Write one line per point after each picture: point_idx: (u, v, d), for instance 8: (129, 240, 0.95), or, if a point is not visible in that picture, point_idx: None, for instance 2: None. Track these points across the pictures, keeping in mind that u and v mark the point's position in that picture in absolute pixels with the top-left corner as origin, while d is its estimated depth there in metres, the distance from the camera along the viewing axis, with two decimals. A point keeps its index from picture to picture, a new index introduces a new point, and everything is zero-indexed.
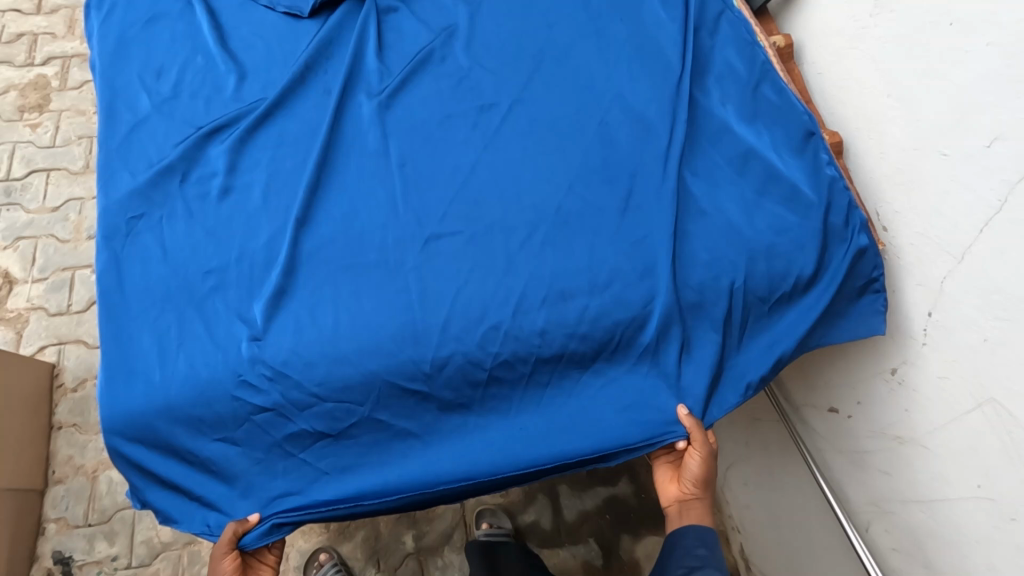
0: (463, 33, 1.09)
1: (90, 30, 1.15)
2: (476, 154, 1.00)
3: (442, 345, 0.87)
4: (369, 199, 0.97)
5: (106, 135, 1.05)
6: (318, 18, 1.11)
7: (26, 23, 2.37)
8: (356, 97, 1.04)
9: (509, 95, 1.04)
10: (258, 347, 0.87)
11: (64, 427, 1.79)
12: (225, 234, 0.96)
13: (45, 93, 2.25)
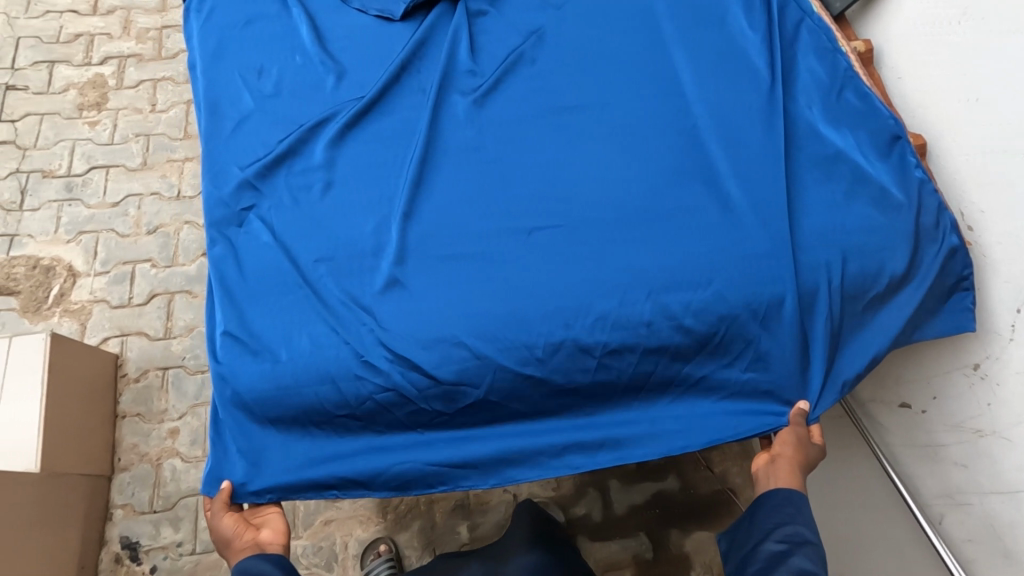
0: (552, 34, 1.11)
1: (191, 31, 1.21)
2: (570, 153, 1.03)
3: (552, 332, 0.92)
4: (470, 194, 1.01)
5: (212, 130, 1.10)
6: (409, 20, 1.15)
7: (84, 23, 2.43)
8: (451, 96, 1.08)
9: (598, 95, 1.07)
10: (381, 331, 0.93)
11: (129, 416, 1.84)
12: (335, 226, 1.01)
13: (103, 92, 2.31)
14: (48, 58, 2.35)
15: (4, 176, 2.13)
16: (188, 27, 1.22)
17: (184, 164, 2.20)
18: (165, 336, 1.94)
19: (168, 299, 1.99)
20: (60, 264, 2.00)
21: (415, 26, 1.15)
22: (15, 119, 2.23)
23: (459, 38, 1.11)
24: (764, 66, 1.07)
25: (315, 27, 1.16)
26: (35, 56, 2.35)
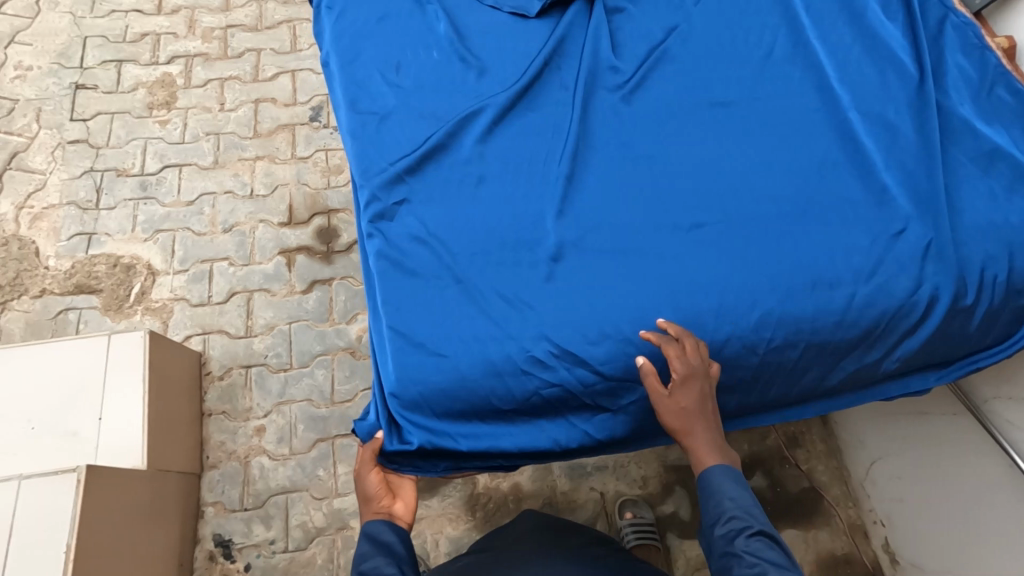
0: (692, 30, 1.12)
1: (324, 30, 1.22)
2: (721, 148, 1.04)
3: (718, 329, 0.91)
4: (623, 189, 1.01)
5: (356, 126, 1.11)
6: (544, 17, 1.16)
7: (149, 23, 2.44)
8: (596, 93, 1.09)
9: (744, 92, 1.07)
10: (544, 326, 0.92)
11: (215, 414, 1.85)
12: (486, 219, 1.01)
13: (172, 91, 2.32)
14: (116, 57, 2.36)
15: (79, 174, 2.13)
16: (321, 26, 1.24)
17: (256, 163, 2.21)
18: (247, 335, 1.95)
19: (247, 297, 1.99)
20: (139, 262, 2.01)
21: (551, 23, 1.15)
22: (86, 118, 2.23)
23: (599, 34, 1.12)
24: (910, 61, 1.07)
25: (451, 23, 1.16)
26: (103, 56, 2.35)
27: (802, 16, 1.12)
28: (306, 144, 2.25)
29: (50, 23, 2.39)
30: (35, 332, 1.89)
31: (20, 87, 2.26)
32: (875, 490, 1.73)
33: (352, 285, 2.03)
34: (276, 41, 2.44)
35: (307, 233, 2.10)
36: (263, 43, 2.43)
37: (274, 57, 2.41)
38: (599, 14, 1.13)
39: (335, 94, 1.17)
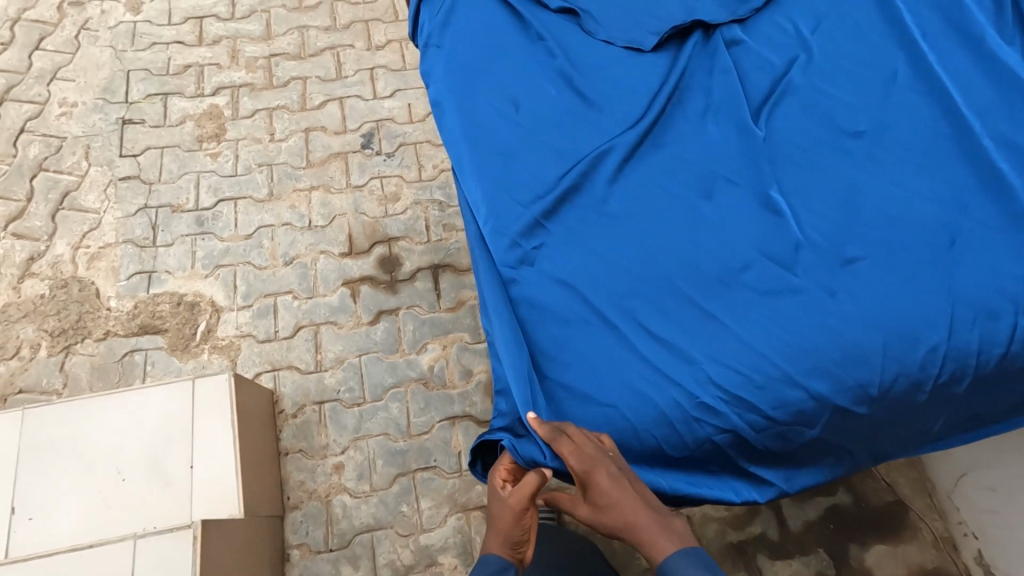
0: (812, 60, 1.12)
1: (431, 69, 1.20)
2: (859, 178, 1.02)
3: (886, 368, 0.90)
4: (766, 226, 1.00)
5: (480, 166, 1.08)
6: (660, 51, 1.15)
7: (192, 54, 2.42)
8: (724, 127, 1.08)
9: (875, 119, 1.06)
10: (709, 372, 0.90)
11: (292, 453, 1.82)
12: (630, 260, 0.98)
13: (220, 123, 2.29)
14: (161, 90, 2.33)
15: (134, 212, 2.10)
16: (425, 64, 1.21)
17: (311, 193, 2.18)
18: (317, 369, 1.92)
19: (314, 331, 1.97)
20: (202, 299, 1.97)
21: (668, 56, 1.15)
22: (136, 153, 2.20)
23: (721, 68, 1.12)
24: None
25: (567, 59, 1.15)
26: (148, 89, 2.33)
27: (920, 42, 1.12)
28: (360, 172, 2.23)
29: (92, 57, 2.37)
30: (102, 376, 1.86)
31: (66, 124, 2.23)
32: (964, 502, 1.73)
33: (419, 315, 2.01)
34: (321, 68, 2.42)
35: (369, 263, 2.08)
36: (308, 71, 2.41)
37: (321, 84, 2.39)
38: (716, 49, 1.14)
39: (448, 132, 1.14)
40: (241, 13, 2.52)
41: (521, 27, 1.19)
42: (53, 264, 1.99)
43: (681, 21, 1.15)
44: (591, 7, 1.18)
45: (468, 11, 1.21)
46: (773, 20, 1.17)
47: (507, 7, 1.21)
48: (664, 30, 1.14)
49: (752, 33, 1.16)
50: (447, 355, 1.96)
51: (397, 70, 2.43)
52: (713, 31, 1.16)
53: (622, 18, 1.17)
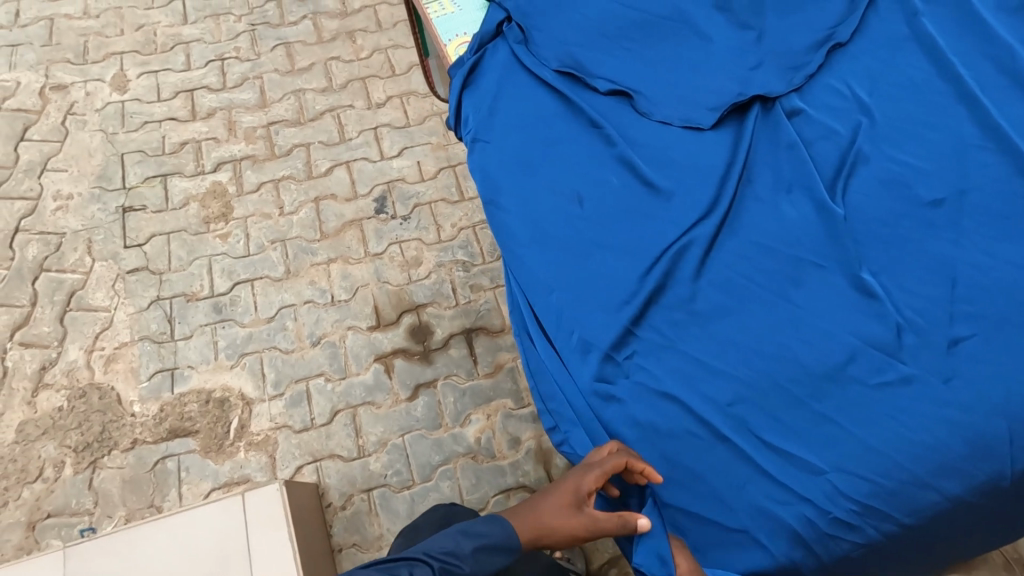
0: (876, 124, 1.09)
1: (482, 161, 1.16)
2: (949, 249, 0.99)
3: (1015, 457, 0.87)
4: (863, 309, 0.97)
5: (556, 272, 1.06)
6: (718, 127, 1.11)
7: (187, 130, 2.34)
8: (801, 205, 1.05)
9: (954, 184, 1.04)
10: (836, 482, 0.87)
11: (345, 548, 1.74)
12: (729, 360, 0.95)
13: (225, 201, 2.21)
14: (159, 171, 2.25)
15: (147, 306, 2.01)
16: (474, 156, 1.17)
17: (330, 266, 2.11)
18: (361, 455, 1.84)
19: (352, 414, 1.89)
20: (231, 393, 1.89)
21: (729, 132, 1.11)
22: (141, 242, 2.11)
23: (786, 142, 1.09)
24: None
25: (626, 144, 1.11)
26: (145, 172, 2.24)
27: (985, 93, 1.09)
28: (377, 239, 2.16)
29: (82, 144, 2.27)
30: (135, 489, 1.76)
31: (63, 219, 2.13)
32: None
33: (458, 384, 1.94)
34: (323, 132, 2.35)
35: (400, 334, 2.01)
36: (310, 137, 2.35)
37: (325, 150, 2.32)
38: (778, 121, 1.11)
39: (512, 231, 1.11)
40: (232, 82, 2.45)
41: (572, 112, 1.15)
42: (67, 372, 1.89)
43: (739, 96, 1.11)
44: (642, 87, 1.14)
45: (514, 100, 1.17)
46: (829, 83, 1.14)
47: (553, 92, 1.17)
48: (723, 106, 1.11)
49: (811, 100, 1.13)
50: (492, 424, 1.90)
51: (401, 128, 2.37)
52: (771, 101, 1.13)
53: (676, 96, 1.13)
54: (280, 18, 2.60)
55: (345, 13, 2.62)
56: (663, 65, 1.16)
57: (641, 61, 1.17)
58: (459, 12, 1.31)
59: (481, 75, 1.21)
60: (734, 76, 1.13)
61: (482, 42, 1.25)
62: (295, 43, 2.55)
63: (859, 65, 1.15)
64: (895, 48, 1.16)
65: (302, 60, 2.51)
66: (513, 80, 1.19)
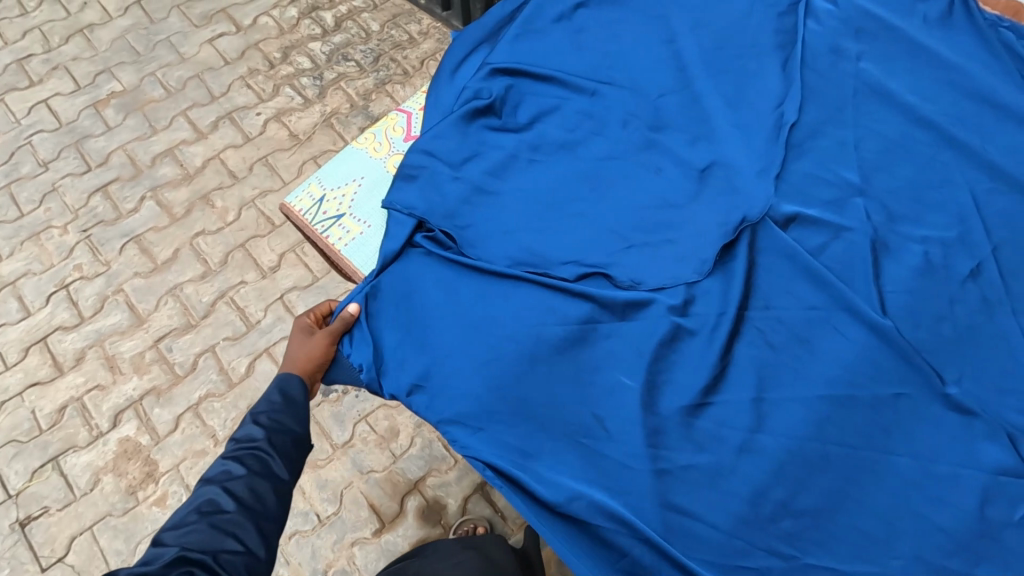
0: (879, 204, 1.12)
1: (489, 404, 1.08)
2: (1015, 321, 1.03)
3: None
4: (956, 422, 0.99)
5: (649, 506, 1.00)
6: (738, 274, 1.09)
7: (59, 390, 1.92)
8: (846, 330, 1.05)
9: (987, 243, 1.08)
10: None
11: None
12: (872, 528, 0.96)
13: (143, 456, 1.83)
14: (46, 456, 1.83)
15: None
16: (463, 402, 1.09)
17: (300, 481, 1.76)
18: None
19: None
20: None
21: (741, 274, 1.09)
22: (60, 555, 1.71)
23: (798, 269, 1.09)
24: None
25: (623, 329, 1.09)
26: (28, 466, 1.81)
27: (959, 128, 1.16)
28: (340, 425, 1.82)
29: None
30: None
31: None
32: None
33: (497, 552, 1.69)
34: (225, 326, 2.00)
35: (412, 524, 1.72)
36: (211, 337, 1.99)
37: (235, 345, 1.97)
38: (782, 244, 1.10)
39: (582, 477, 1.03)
40: (90, 309, 2.03)
41: (566, 310, 1.11)
42: None
43: (726, 232, 1.11)
44: (620, 260, 1.13)
45: (490, 325, 1.12)
46: (813, 173, 1.15)
47: (529, 299, 1.12)
48: (713, 250, 1.10)
49: (807, 201, 1.13)
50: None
51: (310, 285, 2.06)
52: (755, 224, 1.12)
53: (658, 255, 1.12)
54: (114, 210, 2.19)
55: (189, 177, 2.25)
56: (636, 221, 1.15)
57: (604, 230, 1.15)
58: (368, 229, 1.34)
59: (428, 310, 1.15)
60: (720, 211, 1.13)
61: (397, 267, 1.21)
62: (145, 233, 2.15)
63: (830, 140, 1.17)
64: (846, 108, 1.19)
65: (162, 250, 2.12)
66: (476, 299, 1.14)
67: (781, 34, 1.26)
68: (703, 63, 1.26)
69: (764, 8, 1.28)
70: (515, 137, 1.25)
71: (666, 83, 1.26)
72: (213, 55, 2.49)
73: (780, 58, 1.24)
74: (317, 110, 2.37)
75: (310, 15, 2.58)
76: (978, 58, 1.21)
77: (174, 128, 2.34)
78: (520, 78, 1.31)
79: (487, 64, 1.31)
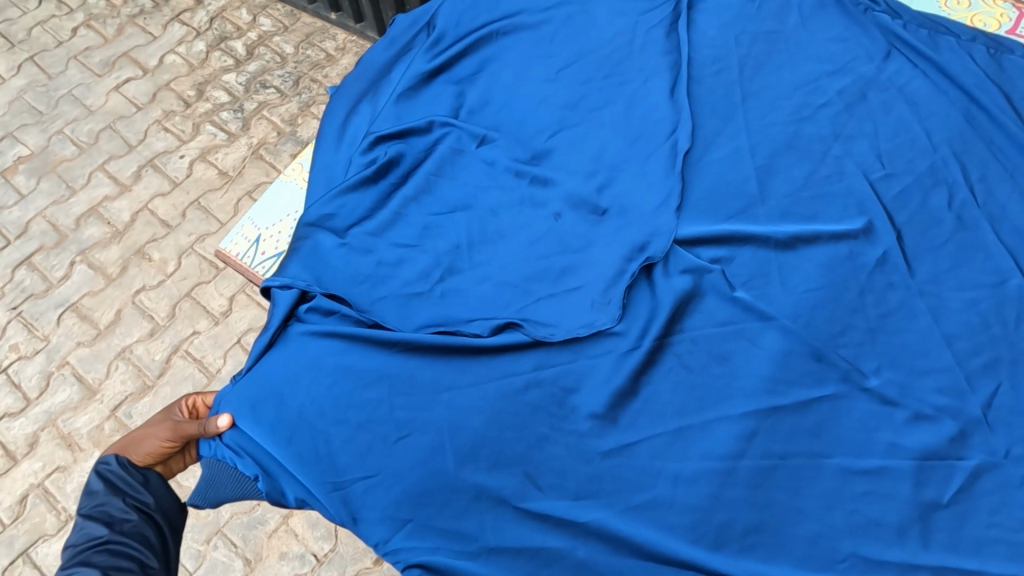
0: (772, 207, 1.09)
1: (408, 494, 1.00)
2: (924, 302, 1.02)
3: None
4: (877, 412, 0.97)
5: (599, 548, 0.95)
6: (645, 302, 1.05)
7: (18, 478, 1.81)
8: (760, 342, 1.02)
9: (881, 230, 1.06)
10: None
11: None
12: (814, 530, 0.93)
13: None
14: (14, 552, 1.73)
15: None
16: (358, 480, 1.02)
17: (290, 523, 1.65)
18: None
19: None
20: None
21: (650, 306, 1.05)
22: None
23: (702, 293, 1.05)
24: (954, 103, 1.15)
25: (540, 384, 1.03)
26: None
27: (852, 118, 1.14)
28: None
29: None
30: None
31: None
32: None
33: None
34: (188, 378, 1.93)
35: None
36: (173, 395, 1.91)
37: None
38: (680, 265, 1.06)
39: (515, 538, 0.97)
40: (35, 389, 1.92)
41: (479, 372, 1.05)
42: None
43: (627, 267, 1.07)
44: (532, 313, 1.07)
45: (394, 393, 1.05)
46: (715, 179, 1.12)
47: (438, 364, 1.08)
48: (616, 291, 1.05)
49: (707, 213, 1.10)
50: None
51: None
52: (660, 261, 1.07)
53: (566, 305, 1.06)
54: (43, 281, 2.07)
55: (119, 234, 2.14)
56: (539, 271, 1.10)
57: (506, 287, 1.10)
58: None
59: (322, 391, 1.07)
60: (614, 245, 1.09)
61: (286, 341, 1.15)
62: (81, 299, 2.04)
63: (727, 151, 1.14)
64: (738, 114, 1.17)
65: (103, 313, 2.02)
66: (382, 373, 1.07)
67: (668, 54, 1.22)
68: (592, 94, 1.23)
69: (641, 24, 1.26)
70: (401, 197, 1.21)
71: (549, 120, 1.22)
72: (122, 102, 2.37)
73: (668, 81, 1.20)
74: (243, 143, 2.29)
75: (219, 47, 2.48)
76: (851, 44, 1.21)
77: (93, 185, 2.22)
78: (407, 137, 1.26)
79: (370, 133, 1.27)
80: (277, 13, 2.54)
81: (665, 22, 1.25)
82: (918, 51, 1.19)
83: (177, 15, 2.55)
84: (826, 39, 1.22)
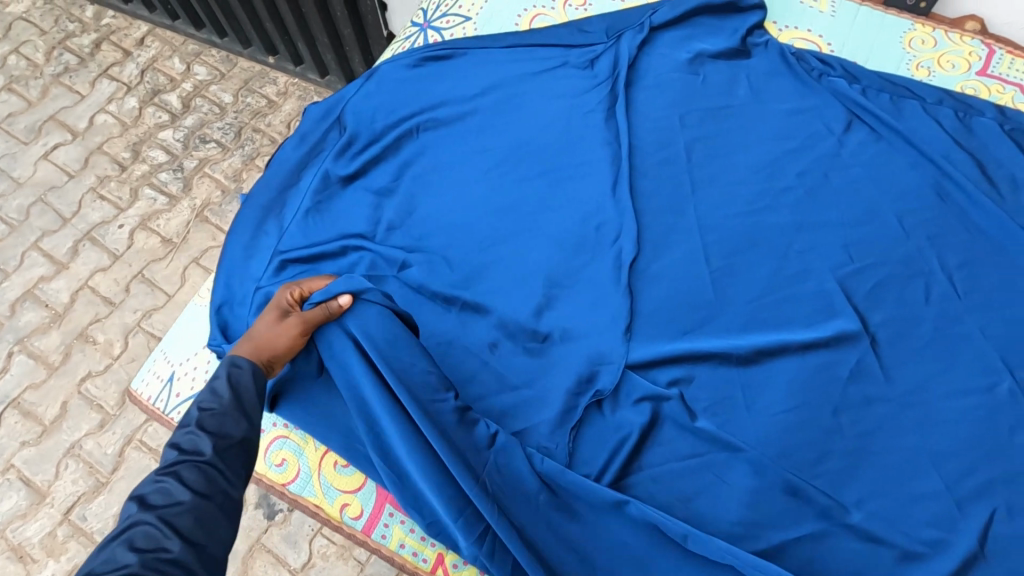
0: (724, 305, 0.89)
1: None
2: (907, 418, 0.83)
3: None
4: (871, 559, 0.77)
5: None
6: (577, 438, 0.84)
7: None
8: (728, 483, 0.81)
9: (855, 328, 0.86)
10: None
11: None
12: None
13: None
14: None
15: None
16: None
17: None
18: None
19: None
20: None
21: (593, 442, 0.84)
22: None
23: (650, 425, 0.84)
24: (925, 178, 0.93)
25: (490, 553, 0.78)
26: None
27: (814, 205, 0.93)
28: (294, 547, 1.36)
29: None
30: None
31: None
32: None
33: None
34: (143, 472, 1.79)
35: None
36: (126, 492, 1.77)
37: None
38: (615, 388, 0.85)
39: None
40: None
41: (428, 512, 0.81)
42: None
43: (566, 399, 0.85)
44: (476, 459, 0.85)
45: None
46: (659, 267, 0.91)
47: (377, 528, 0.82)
48: (563, 435, 0.84)
49: (644, 315, 0.89)
50: None
51: None
52: (608, 395, 0.85)
53: None
54: None
55: (58, 317, 2.00)
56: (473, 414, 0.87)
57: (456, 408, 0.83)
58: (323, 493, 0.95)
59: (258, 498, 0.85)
60: (551, 375, 0.87)
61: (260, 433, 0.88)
62: (23, 394, 1.91)
63: (668, 231, 0.93)
64: (688, 209, 0.94)
65: (47, 408, 1.89)
66: None
67: (604, 146, 0.98)
68: (517, 190, 0.98)
69: (558, 83, 1.03)
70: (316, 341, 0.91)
71: (477, 231, 0.96)
72: (53, 171, 2.22)
73: (608, 174, 0.96)
74: (185, 206, 2.15)
75: (152, 101, 2.33)
76: (807, 91, 1.00)
77: (27, 266, 2.08)
78: (317, 264, 0.97)
79: (277, 255, 0.98)
80: (212, 59, 2.40)
81: (603, 106, 1.01)
82: (877, 114, 0.97)
83: (105, 70, 2.40)
84: (780, 113, 0.99)
